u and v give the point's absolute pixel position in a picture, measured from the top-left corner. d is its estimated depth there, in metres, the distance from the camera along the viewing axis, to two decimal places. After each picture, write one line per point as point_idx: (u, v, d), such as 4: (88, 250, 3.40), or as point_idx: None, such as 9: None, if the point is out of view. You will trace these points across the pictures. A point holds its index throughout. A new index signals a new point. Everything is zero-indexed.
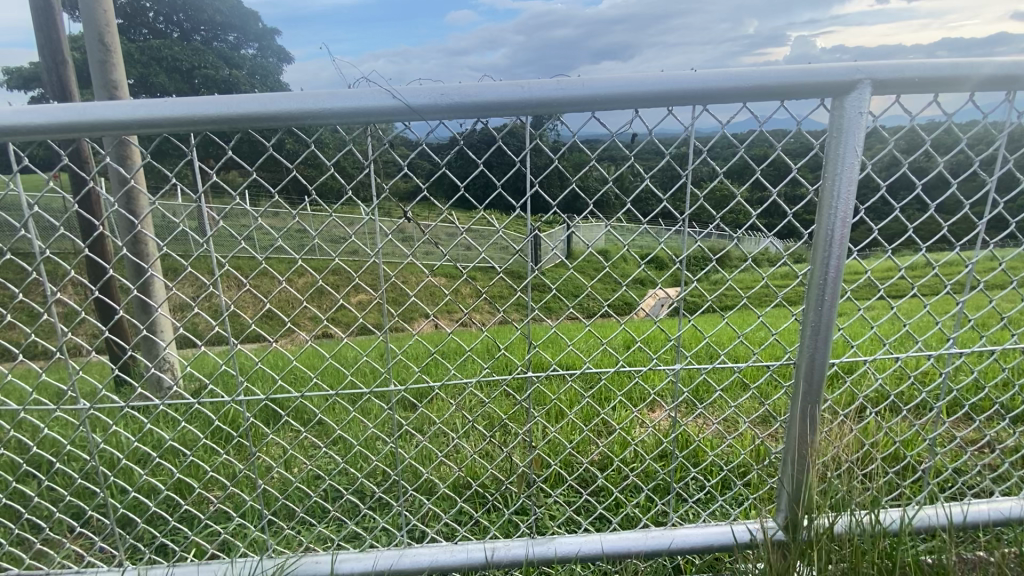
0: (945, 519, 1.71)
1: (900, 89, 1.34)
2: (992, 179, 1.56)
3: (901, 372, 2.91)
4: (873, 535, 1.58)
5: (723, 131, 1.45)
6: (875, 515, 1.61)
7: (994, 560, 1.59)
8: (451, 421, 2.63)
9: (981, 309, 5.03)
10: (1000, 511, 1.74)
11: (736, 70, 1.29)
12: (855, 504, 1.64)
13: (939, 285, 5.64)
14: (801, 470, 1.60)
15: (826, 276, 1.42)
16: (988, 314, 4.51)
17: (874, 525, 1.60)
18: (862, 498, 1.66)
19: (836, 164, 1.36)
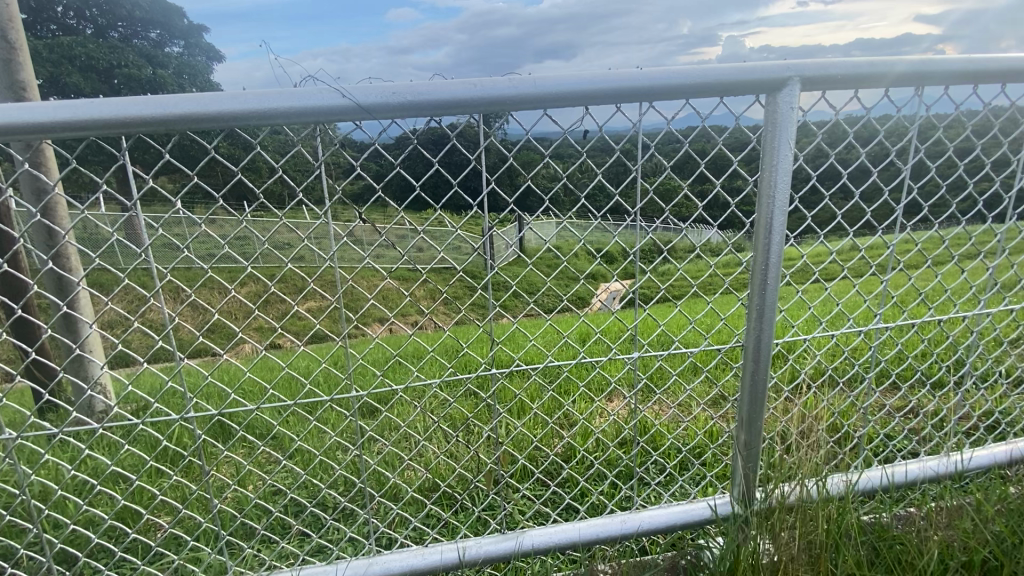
0: (882, 480, 1.87)
1: (825, 85, 1.44)
2: (908, 167, 1.70)
3: (835, 349, 3.14)
4: (821, 500, 1.69)
5: (668, 126, 1.51)
6: (822, 482, 1.72)
7: (926, 514, 1.75)
8: (415, 424, 2.60)
9: (903, 286, 5.48)
10: (927, 469, 1.91)
11: (677, 69, 1.35)
12: (805, 474, 1.75)
13: (866, 266, 6.10)
14: (754, 445, 1.69)
15: (767, 260, 1.52)
16: (909, 291, 4.92)
17: (822, 492, 1.71)
18: (811, 466, 1.78)
19: (773, 156, 1.45)
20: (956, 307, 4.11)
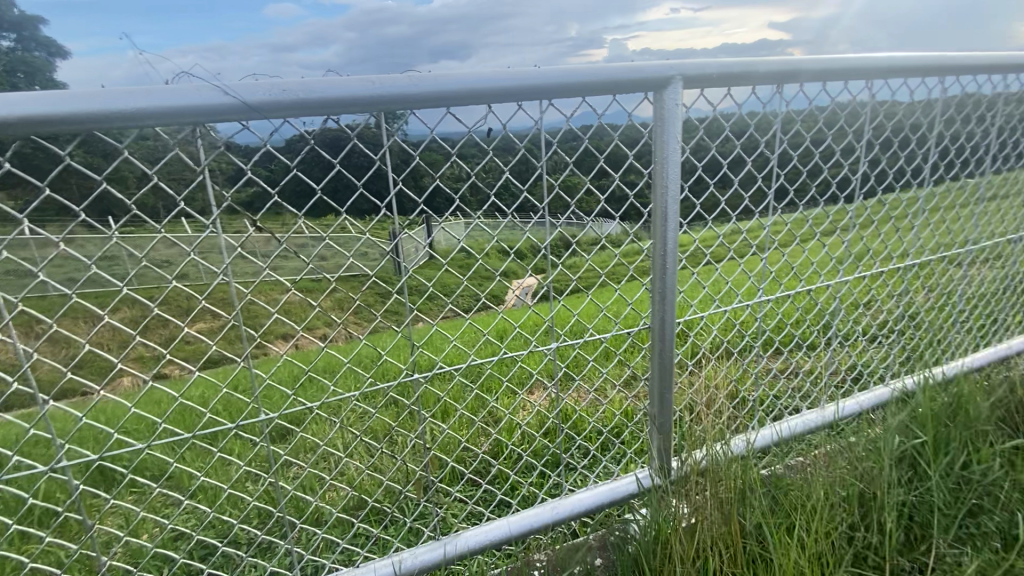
0: (775, 436, 2.10)
1: (703, 83, 1.57)
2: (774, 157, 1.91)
3: (727, 323, 3.47)
4: (727, 461, 1.87)
5: (567, 124, 1.60)
6: (727, 444, 1.90)
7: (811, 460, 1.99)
8: (334, 441, 2.47)
9: (777, 262, 6.18)
10: (808, 421, 2.18)
11: (572, 68, 1.40)
12: (712, 439, 1.92)
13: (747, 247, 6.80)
14: (667, 418, 1.82)
15: (665, 246, 1.63)
16: (783, 266, 5.56)
17: (728, 453, 1.89)
18: (716, 432, 1.95)
19: (663, 149, 1.56)
20: (819, 279, 4.73)
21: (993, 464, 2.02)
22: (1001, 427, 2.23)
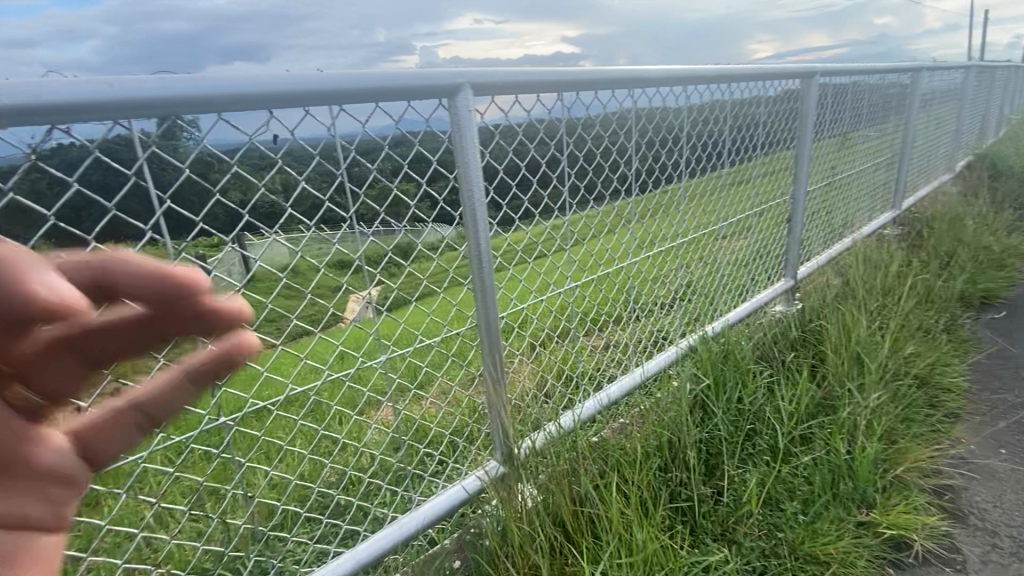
0: (597, 406, 2.25)
1: (492, 90, 1.66)
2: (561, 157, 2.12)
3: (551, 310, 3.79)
4: (560, 438, 2.01)
5: (364, 131, 1.52)
6: (557, 421, 2.06)
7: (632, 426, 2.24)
8: (131, 517, 2.05)
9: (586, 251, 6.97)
10: (622, 386, 2.40)
11: (360, 73, 1.36)
12: (545, 420, 2.08)
13: None
14: (504, 407, 1.89)
15: (479, 246, 1.69)
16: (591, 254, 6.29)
17: (559, 430, 2.04)
18: (549, 413, 2.12)
19: (463, 153, 1.62)
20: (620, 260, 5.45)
21: (755, 394, 2.53)
22: (758, 363, 2.81)
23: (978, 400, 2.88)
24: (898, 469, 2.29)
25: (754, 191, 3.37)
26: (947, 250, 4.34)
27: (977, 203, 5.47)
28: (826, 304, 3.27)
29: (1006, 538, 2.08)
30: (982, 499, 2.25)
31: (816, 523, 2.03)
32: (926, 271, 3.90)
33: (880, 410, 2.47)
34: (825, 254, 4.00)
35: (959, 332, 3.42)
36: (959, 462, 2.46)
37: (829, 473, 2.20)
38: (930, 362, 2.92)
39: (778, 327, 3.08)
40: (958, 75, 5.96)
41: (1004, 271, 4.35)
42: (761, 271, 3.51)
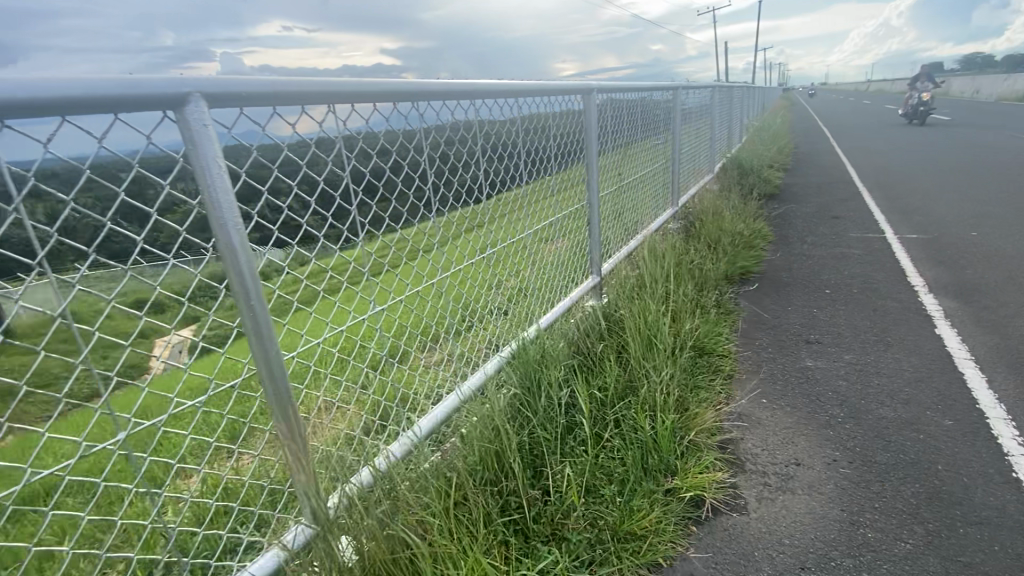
0: (407, 446, 2.14)
1: (235, 102, 1.42)
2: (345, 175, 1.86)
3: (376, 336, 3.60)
4: (361, 494, 1.83)
5: (48, 154, 1.11)
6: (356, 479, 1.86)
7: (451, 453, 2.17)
8: None
9: None
10: (437, 417, 2.30)
11: (23, 79, 1.05)
12: (345, 476, 1.88)
13: None
14: (305, 448, 1.67)
15: (244, 281, 1.46)
16: None
17: (361, 485, 1.86)
18: (349, 468, 1.92)
19: (204, 175, 1.37)
20: None
21: (571, 388, 2.65)
22: (573, 358, 2.97)
23: (743, 361, 3.45)
24: (691, 433, 2.57)
25: (554, 201, 3.60)
26: (713, 237, 5.21)
27: (730, 197, 6.68)
28: (625, 296, 3.63)
29: (772, 475, 2.45)
30: (753, 446, 2.66)
31: (631, 502, 2.16)
32: (699, 257, 4.60)
33: (673, 384, 2.77)
34: (623, 251, 4.48)
35: (726, 306, 4.08)
36: (735, 417, 2.89)
37: (638, 450, 2.38)
38: (707, 335, 3.41)
39: (588, 322, 3.30)
40: (706, 93, 7.24)
41: (753, 251, 5.36)
42: (571, 270, 3.74)
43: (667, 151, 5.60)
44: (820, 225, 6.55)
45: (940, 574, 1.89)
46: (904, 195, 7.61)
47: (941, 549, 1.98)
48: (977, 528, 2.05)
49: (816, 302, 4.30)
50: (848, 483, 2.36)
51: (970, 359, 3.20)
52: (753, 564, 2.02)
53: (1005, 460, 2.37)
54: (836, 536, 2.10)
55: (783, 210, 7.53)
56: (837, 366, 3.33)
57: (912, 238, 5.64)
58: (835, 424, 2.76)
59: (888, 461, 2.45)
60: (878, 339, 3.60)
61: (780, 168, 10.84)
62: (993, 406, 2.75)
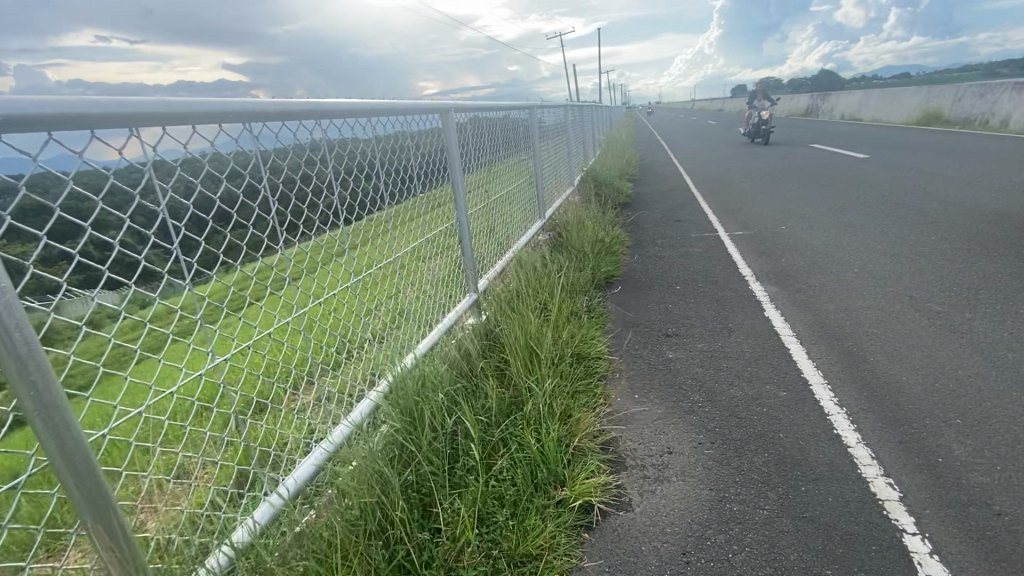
0: (274, 507, 1.96)
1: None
2: (161, 208, 1.58)
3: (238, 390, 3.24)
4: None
5: None
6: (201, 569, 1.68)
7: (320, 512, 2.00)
8: None
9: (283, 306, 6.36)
10: (306, 469, 2.15)
11: None
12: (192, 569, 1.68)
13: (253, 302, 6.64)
14: (126, 541, 1.40)
15: (16, 355, 1.16)
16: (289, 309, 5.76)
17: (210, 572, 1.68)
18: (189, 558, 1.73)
19: None
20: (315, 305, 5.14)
21: (454, 413, 2.56)
22: (455, 381, 2.89)
23: (616, 361, 3.65)
24: (575, 440, 2.62)
25: (422, 221, 3.54)
26: (579, 247, 5.50)
27: (591, 208, 7.15)
28: (502, 312, 3.65)
29: (650, 467, 2.58)
30: (631, 442, 2.79)
31: (524, 522, 2.12)
32: (569, 266, 4.83)
33: (554, 393, 2.81)
34: (497, 267, 4.52)
35: (597, 310, 4.31)
36: (613, 417, 3.02)
37: (526, 467, 2.36)
38: (582, 340, 3.54)
39: (467, 341, 3.25)
40: (560, 112, 7.72)
41: (614, 256, 5.77)
42: (447, 290, 3.66)
43: (530, 167, 5.83)
44: (668, 229, 7.29)
45: (792, 532, 2.11)
46: (730, 198, 8.82)
47: (791, 510, 2.22)
48: (815, 485, 2.35)
49: (671, 298, 4.74)
50: (713, 463, 2.57)
51: (793, 335, 3.75)
52: (642, 559, 2.09)
53: (827, 419, 2.78)
54: (708, 515, 2.27)
55: (637, 216, 8.26)
56: (694, 355, 3.68)
57: (740, 235, 6.52)
58: (697, 409, 3.03)
59: (742, 437, 2.73)
60: (723, 326, 4.05)
61: (630, 179, 11.93)
62: (813, 373, 3.23)
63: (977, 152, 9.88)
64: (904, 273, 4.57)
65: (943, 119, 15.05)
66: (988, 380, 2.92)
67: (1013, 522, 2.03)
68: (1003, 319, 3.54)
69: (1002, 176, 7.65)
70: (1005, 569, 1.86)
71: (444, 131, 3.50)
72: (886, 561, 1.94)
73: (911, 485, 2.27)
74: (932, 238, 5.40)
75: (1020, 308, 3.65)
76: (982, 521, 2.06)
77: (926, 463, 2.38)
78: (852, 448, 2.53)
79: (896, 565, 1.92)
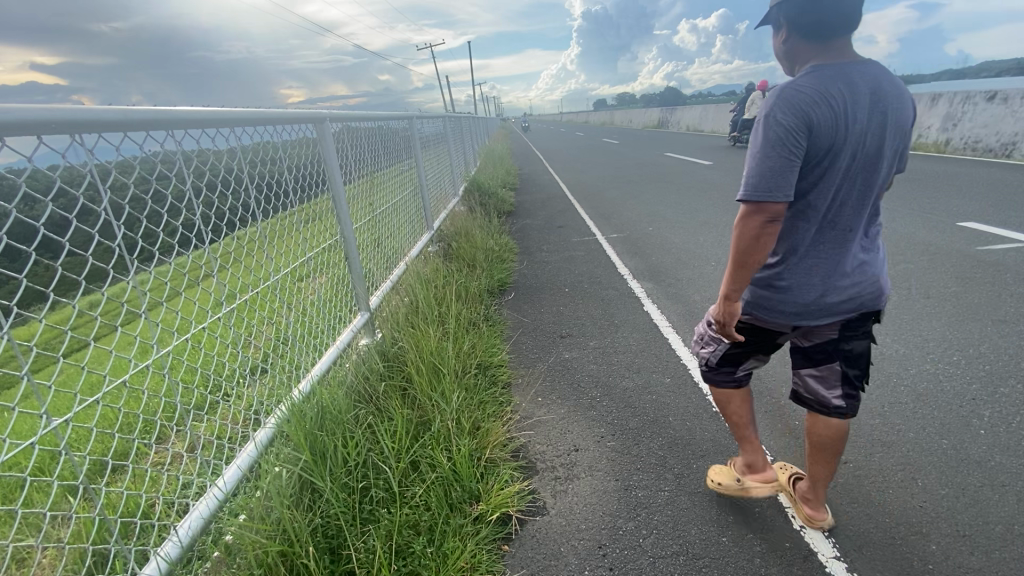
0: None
1: None
2: None
3: (87, 452, 2.74)
4: None
5: None
6: None
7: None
8: None
9: (127, 349, 5.50)
10: (189, 530, 1.89)
11: None
12: None
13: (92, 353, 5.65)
14: None
15: None
16: (137, 352, 5.02)
17: None
18: None
19: None
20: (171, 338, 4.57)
21: (356, 443, 2.38)
22: (355, 408, 2.70)
23: (517, 368, 3.70)
24: (486, 452, 2.58)
25: (299, 239, 3.26)
26: (469, 258, 5.50)
27: (476, 218, 7.19)
28: (399, 330, 3.50)
29: (560, 467, 2.65)
30: (541, 445, 2.84)
31: (443, 546, 2.04)
32: (461, 277, 4.79)
33: (461, 408, 2.77)
34: (388, 283, 4.34)
35: (494, 319, 4.33)
36: (521, 422, 3.05)
37: (440, 487, 2.28)
38: (483, 351, 3.53)
39: (364, 364, 3.05)
40: (438, 124, 7.65)
41: (505, 263, 5.85)
42: (338, 311, 3.41)
43: (414, 177, 5.68)
44: (551, 235, 7.60)
45: (690, 508, 2.30)
46: (603, 204, 9.46)
47: (687, 487, 2.42)
48: (703, 461, 2.58)
49: (562, 301, 4.93)
50: (617, 454, 2.71)
51: (669, 326, 4.10)
52: (563, 560, 2.12)
53: (706, 399, 3.08)
54: (616, 505, 2.38)
55: (521, 225, 8.49)
56: (588, 353, 3.86)
57: (615, 237, 7.01)
58: (596, 404, 3.18)
59: (639, 424, 2.92)
60: (610, 323, 4.31)
61: (512, 189, 12.24)
62: (690, 359, 3.56)
63: None
64: None
65: None
66: None
67: (855, 467, 2.42)
68: None
69: None
70: (855, 509, 2.20)
71: (319, 141, 3.21)
72: (767, 519, 2.20)
73: (778, 448, 2.60)
74: None
75: None
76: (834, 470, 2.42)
77: (787, 427, 2.75)
78: (729, 422, 2.83)
79: (776, 521, 2.18)
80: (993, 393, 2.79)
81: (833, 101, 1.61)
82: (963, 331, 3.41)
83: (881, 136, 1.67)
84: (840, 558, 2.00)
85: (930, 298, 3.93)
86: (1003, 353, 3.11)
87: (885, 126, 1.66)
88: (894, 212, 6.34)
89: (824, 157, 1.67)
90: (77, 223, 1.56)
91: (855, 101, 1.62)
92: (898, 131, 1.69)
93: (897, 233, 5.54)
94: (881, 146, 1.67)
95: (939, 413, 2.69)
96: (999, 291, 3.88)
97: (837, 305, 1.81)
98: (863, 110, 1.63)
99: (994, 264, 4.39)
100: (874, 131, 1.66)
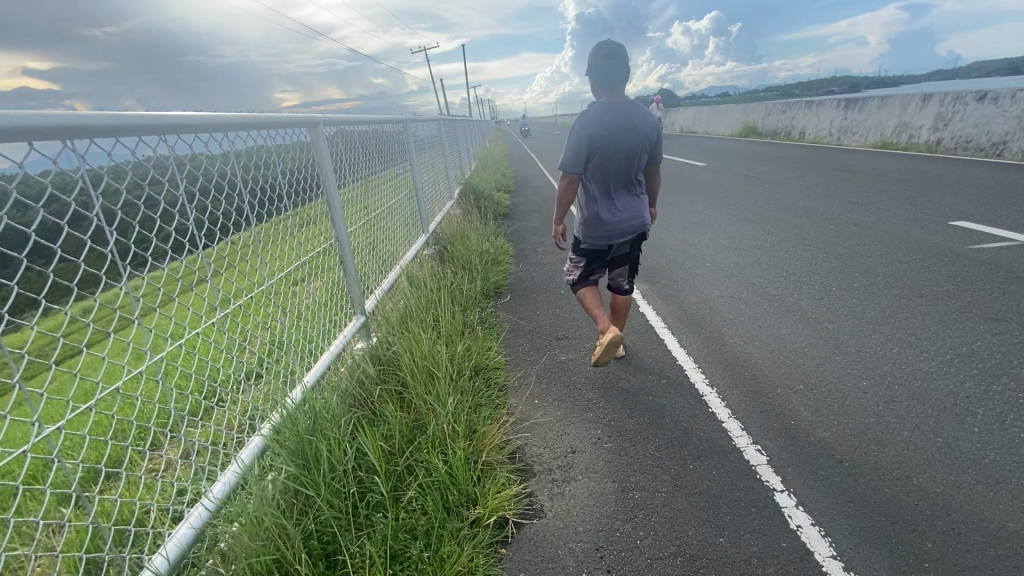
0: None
1: None
2: None
3: (82, 460, 2.72)
4: None
5: None
6: None
7: None
8: None
9: (121, 355, 5.47)
10: (183, 537, 1.88)
11: None
12: None
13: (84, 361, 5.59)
14: None
15: None
16: (132, 359, 4.99)
17: None
18: None
19: None
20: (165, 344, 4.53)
21: (353, 447, 2.37)
22: (350, 412, 2.69)
23: (513, 370, 3.70)
24: (482, 455, 2.57)
25: (293, 243, 3.24)
26: (464, 260, 5.50)
27: (471, 220, 7.18)
28: (393, 333, 3.49)
29: (557, 469, 2.65)
30: (537, 447, 2.84)
31: (440, 550, 2.03)
32: (457, 280, 4.79)
33: (456, 411, 2.75)
34: (383, 286, 4.33)
35: (489, 321, 4.33)
36: (517, 424, 3.05)
37: (436, 491, 2.28)
38: (478, 353, 3.52)
39: (358, 368, 3.05)
40: (432, 126, 7.65)
41: (500, 265, 5.86)
42: (332, 315, 3.40)
43: (409, 180, 5.68)
44: (546, 237, 7.61)
45: (687, 509, 2.30)
46: None
47: (684, 487, 2.42)
48: (700, 461, 2.59)
49: (558, 302, 4.94)
50: (614, 456, 2.71)
51: (665, 327, 4.11)
52: (560, 562, 2.12)
53: (702, 399, 3.09)
54: (614, 507, 2.38)
55: (517, 227, 8.49)
56: (583, 354, 3.86)
57: None
58: (592, 406, 3.18)
59: (636, 426, 2.92)
60: None
61: (507, 191, 12.24)
62: (685, 359, 3.57)
63: (784, 159, 11.80)
64: (746, 264, 5.26)
65: (759, 131, 17.76)
66: (817, 349, 3.47)
67: (850, 466, 2.43)
68: (822, 296, 4.25)
69: (804, 179, 9.21)
70: (851, 507, 2.21)
71: (313, 145, 3.19)
72: (764, 519, 2.21)
73: (773, 448, 2.61)
74: (763, 233, 6.30)
75: (833, 287, 4.39)
76: (830, 469, 2.43)
77: (783, 427, 2.75)
78: (725, 423, 2.84)
79: (773, 521, 2.19)
80: (986, 390, 2.81)
81: (606, 128, 2.92)
82: (956, 329, 3.44)
83: (635, 141, 3.00)
84: (836, 557, 2.00)
85: (923, 297, 3.95)
86: (996, 352, 3.13)
87: (635, 133, 2.98)
88: (887, 212, 6.39)
89: (602, 154, 2.98)
90: (70, 230, 1.55)
91: (618, 127, 2.94)
92: (643, 136, 3.03)
93: (890, 233, 5.58)
94: (637, 148, 3.02)
95: (933, 411, 2.71)
96: (990, 290, 3.92)
97: (625, 229, 3.13)
98: (618, 128, 2.94)
99: (986, 263, 4.43)
100: (631, 140, 2.99)
